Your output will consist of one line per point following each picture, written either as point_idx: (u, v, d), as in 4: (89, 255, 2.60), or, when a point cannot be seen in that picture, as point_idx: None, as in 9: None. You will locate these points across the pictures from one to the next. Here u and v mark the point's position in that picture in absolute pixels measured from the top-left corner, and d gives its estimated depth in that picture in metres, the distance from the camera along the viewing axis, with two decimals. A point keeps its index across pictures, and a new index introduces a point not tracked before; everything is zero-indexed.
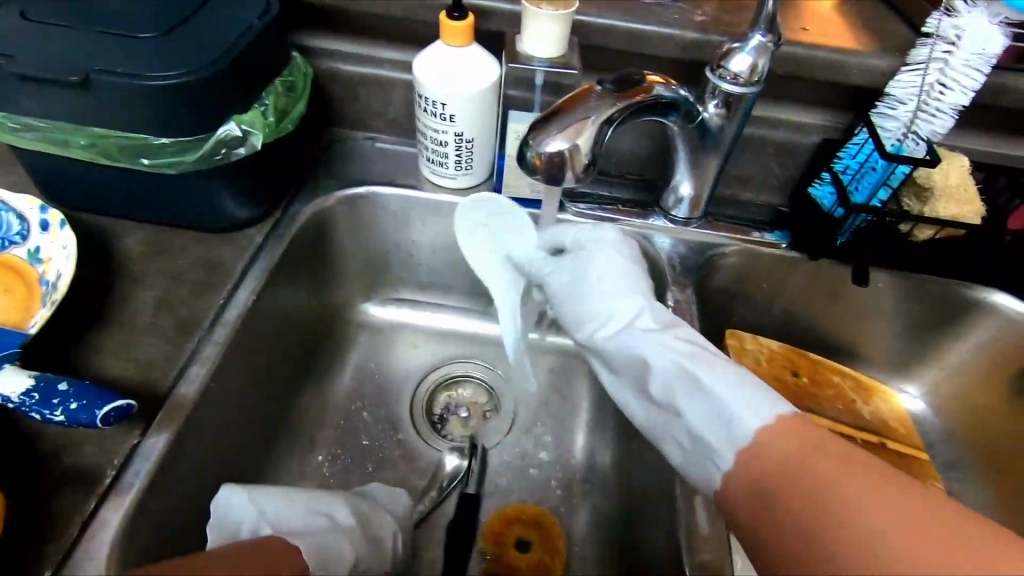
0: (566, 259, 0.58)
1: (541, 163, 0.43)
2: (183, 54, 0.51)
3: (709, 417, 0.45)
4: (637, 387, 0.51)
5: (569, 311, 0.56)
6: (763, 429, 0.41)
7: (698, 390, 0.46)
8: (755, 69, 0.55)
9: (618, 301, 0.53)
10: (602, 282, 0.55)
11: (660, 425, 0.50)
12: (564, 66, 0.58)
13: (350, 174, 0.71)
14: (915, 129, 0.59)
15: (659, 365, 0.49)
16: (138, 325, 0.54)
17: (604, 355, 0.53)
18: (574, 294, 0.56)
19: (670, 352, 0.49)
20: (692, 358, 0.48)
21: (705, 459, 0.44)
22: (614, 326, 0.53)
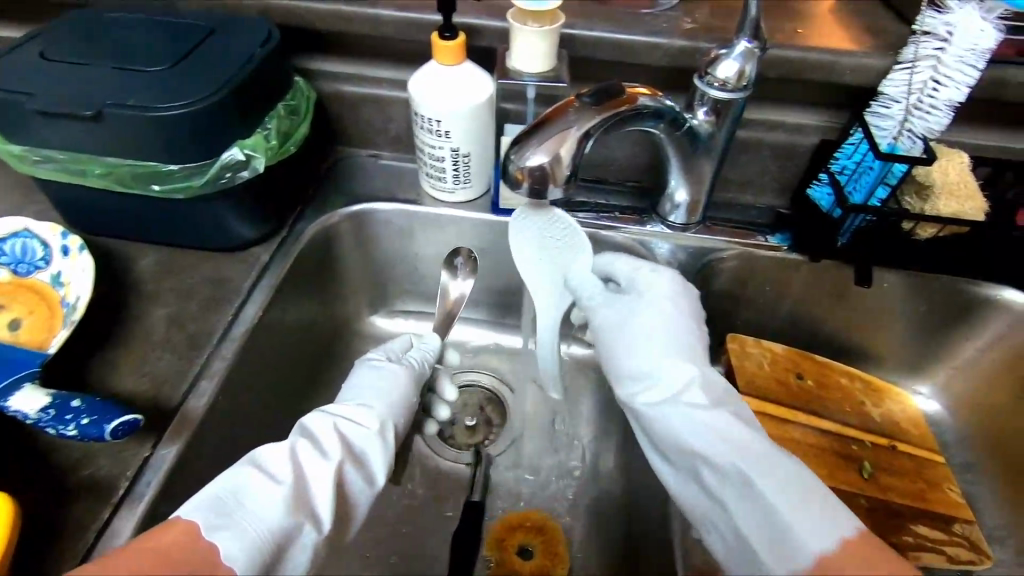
0: (619, 303, 0.60)
1: (524, 176, 0.44)
2: (190, 86, 0.54)
3: (761, 522, 0.44)
4: (679, 468, 0.51)
5: (615, 363, 0.58)
6: (826, 550, 0.41)
7: (751, 491, 0.45)
8: (743, 75, 0.55)
9: (672, 371, 0.54)
10: (659, 350, 0.55)
11: (700, 514, 0.49)
12: (553, 80, 0.59)
13: (353, 191, 0.74)
14: (908, 127, 0.58)
15: (713, 442, 0.49)
16: (151, 342, 0.57)
17: (650, 430, 0.54)
18: (622, 355, 0.57)
19: (708, 431, 0.50)
20: (734, 433, 0.49)
21: (750, 563, 0.44)
22: (657, 399, 0.53)
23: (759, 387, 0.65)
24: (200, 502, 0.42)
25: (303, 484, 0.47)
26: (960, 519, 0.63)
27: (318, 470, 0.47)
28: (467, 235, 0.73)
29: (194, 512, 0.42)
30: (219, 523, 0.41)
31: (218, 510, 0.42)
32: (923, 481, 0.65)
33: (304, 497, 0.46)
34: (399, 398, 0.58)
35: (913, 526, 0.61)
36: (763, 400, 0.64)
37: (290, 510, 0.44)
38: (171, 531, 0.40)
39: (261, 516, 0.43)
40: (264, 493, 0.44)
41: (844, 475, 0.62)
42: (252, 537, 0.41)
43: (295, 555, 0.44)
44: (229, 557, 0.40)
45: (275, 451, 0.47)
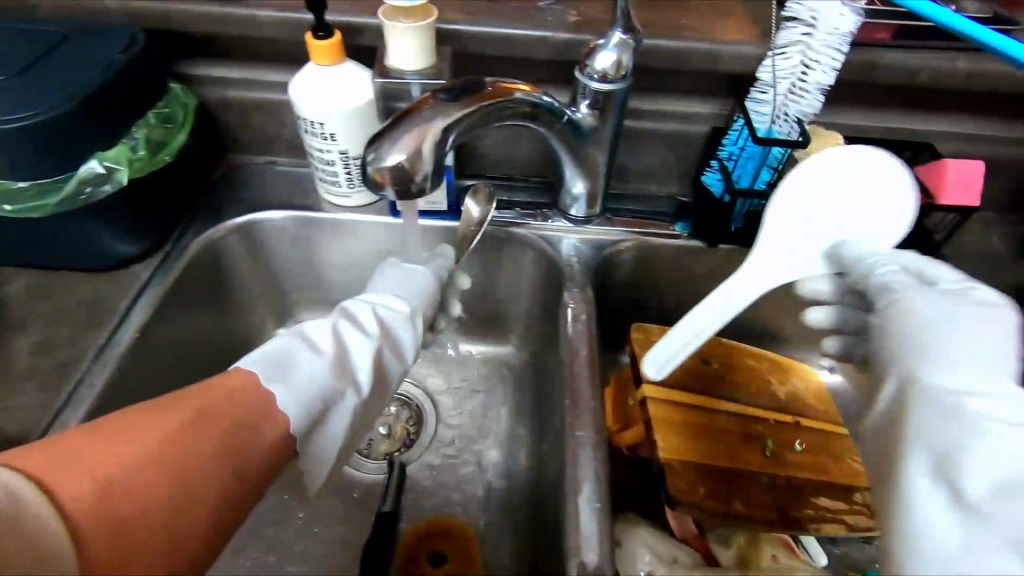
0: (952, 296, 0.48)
1: (383, 178, 0.42)
2: (35, 98, 0.51)
3: None
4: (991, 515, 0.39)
5: (936, 355, 0.45)
6: None
7: None
8: (620, 65, 0.56)
9: (988, 380, 0.43)
10: (975, 350, 0.44)
11: None
12: (434, 77, 0.58)
13: (246, 200, 0.70)
14: (784, 111, 0.60)
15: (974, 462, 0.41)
16: (14, 373, 0.53)
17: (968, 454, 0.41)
18: (934, 336, 0.45)
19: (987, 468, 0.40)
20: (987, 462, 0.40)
21: None
22: (973, 403, 0.42)
23: (664, 375, 0.66)
24: (257, 357, 0.45)
25: (344, 354, 0.50)
26: (861, 488, 0.65)
27: (358, 344, 0.50)
28: (370, 239, 0.71)
29: (251, 365, 0.45)
30: (272, 376, 0.44)
31: (273, 367, 0.45)
32: (825, 453, 0.67)
33: (343, 365, 0.49)
34: (425, 290, 0.57)
35: (814, 498, 0.62)
36: (668, 388, 0.65)
37: (331, 377, 0.47)
38: (237, 377, 0.43)
39: (303, 379, 0.45)
40: (312, 358, 0.47)
41: (747, 456, 0.63)
42: (302, 392, 0.45)
43: (336, 417, 0.47)
44: (283, 403, 0.43)
45: (321, 325, 0.51)
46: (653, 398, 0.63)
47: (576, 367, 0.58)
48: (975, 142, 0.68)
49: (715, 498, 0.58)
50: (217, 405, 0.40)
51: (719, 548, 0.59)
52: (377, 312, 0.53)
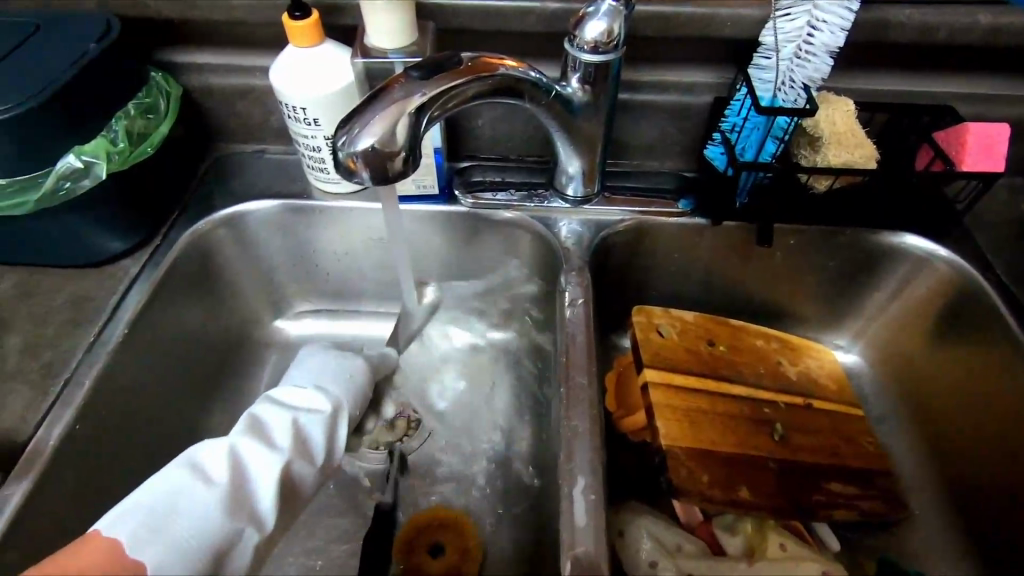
0: None
1: (356, 164, 0.40)
2: (7, 91, 0.50)
3: None
4: None
5: None
6: None
7: None
8: (611, 34, 0.52)
9: None
10: None
11: None
12: (416, 55, 0.56)
13: (236, 190, 0.69)
14: (789, 77, 0.56)
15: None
16: (4, 373, 0.53)
17: None
18: None
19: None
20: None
21: None
22: None
23: (666, 358, 0.63)
24: (134, 508, 0.44)
25: (243, 475, 0.49)
26: (877, 471, 0.62)
27: (264, 462, 0.50)
28: (362, 227, 0.69)
29: (118, 526, 0.42)
30: (149, 533, 0.43)
31: (149, 521, 0.43)
32: (837, 437, 0.64)
33: (241, 494, 0.47)
34: (355, 383, 0.60)
35: (825, 484, 0.60)
36: (670, 371, 0.63)
37: (226, 515, 0.46)
38: (95, 549, 0.41)
39: (187, 525, 0.44)
40: (203, 493, 0.46)
41: (754, 440, 0.61)
42: (179, 547, 0.43)
43: (235, 555, 0.46)
44: (156, 566, 0.41)
45: (218, 448, 0.49)
46: (655, 382, 0.61)
47: (572, 354, 0.56)
48: (999, 103, 0.64)
49: (718, 485, 0.57)
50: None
51: (726, 535, 0.57)
52: (289, 425, 0.53)
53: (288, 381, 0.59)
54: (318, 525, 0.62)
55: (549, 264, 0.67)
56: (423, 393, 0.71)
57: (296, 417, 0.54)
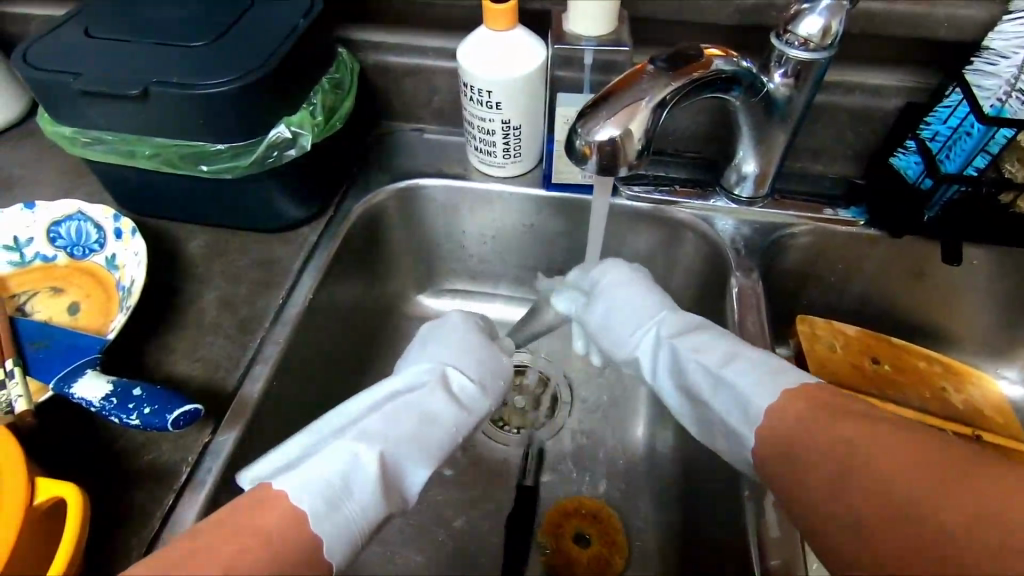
0: None
1: (591, 151, 0.41)
2: (233, 61, 0.52)
3: None
4: None
5: None
6: None
7: None
8: (828, 32, 0.49)
9: None
10: None
11: None
12: (614, 44, 0.56)
13: (399, 167, 0.71)
14: (1019, 87, 0.52)
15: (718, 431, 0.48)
16: (206, 326, 0.57)
17: None
18: None
19: (751, 379, 0.45)
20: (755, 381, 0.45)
21: None
22: None
23: (832, 372, 0.62)
24: (311, 486, 0.40)
25: (398, 458, 0.45)
26: None
27: (420, 451, 0.45)
28: (517, 212, 0.70)
29: (301, 496, 0.39)
30: (325, 513, 0.39)
31: (326, 499, 0.40)
32: None
33: (395, 476, 0.44)
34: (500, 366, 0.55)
35: None
36: (836, 386, 0.61)
37: (384, 501, 0.43)
38: (279, 510, 0.38)
39: (355, 504, 0.41)
40: (370, 475, 0.42)
41: None
42: (351, 532, 0.40)
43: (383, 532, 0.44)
44: (329, 552, 0.38)
45: (377, 428, 0.45)
46: None
47: None
48: None
49: None
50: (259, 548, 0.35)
51: None
52: (440, 414, 0.48)
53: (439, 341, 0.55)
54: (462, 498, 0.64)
55: (716, 264, 0.65)
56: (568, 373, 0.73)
57: (449, 401, 0.49)
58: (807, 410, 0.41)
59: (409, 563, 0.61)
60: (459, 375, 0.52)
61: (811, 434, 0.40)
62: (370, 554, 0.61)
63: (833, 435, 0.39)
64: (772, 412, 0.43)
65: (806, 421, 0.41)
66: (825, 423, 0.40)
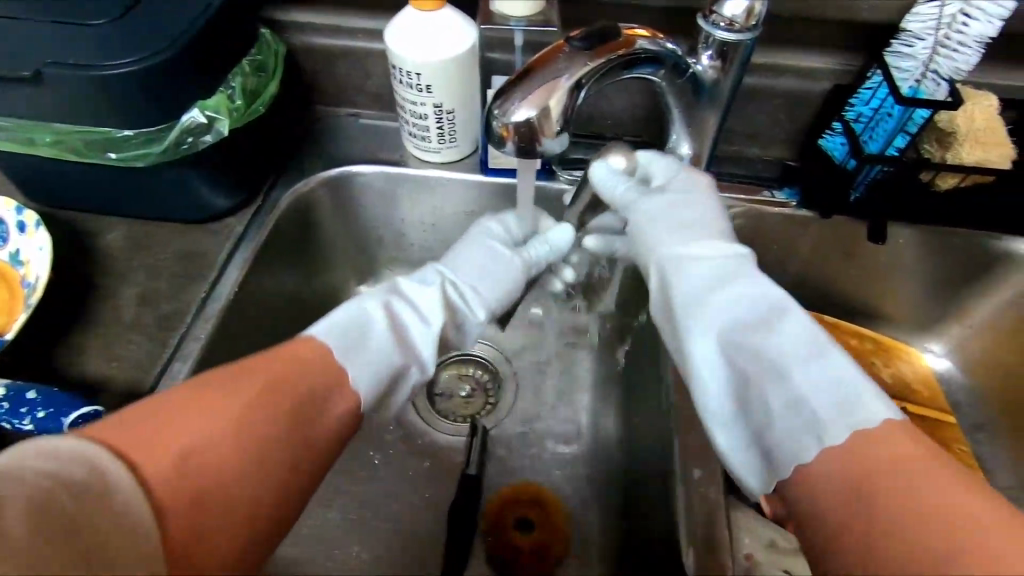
0: None
1: (509, 133, 0.41)
2: (138, 40, 0.49)
3: None
4: None
5: None
6: None
7: None
8: (752, 13, 0.49)
9: None
10: None
11: None
12: (543, 25, 0.55)
13: (332, 154, 0.69)
14: (933, 68, 0.53)
15: (778, 422, 0.39)
16: (122, 323, 0.54)
17: None
18: None
19: (841, 377, 0.38)
20: (861, 380, 0.38)
21: None
22: None
23: None
24: (331, 328, 0.43)
25: (403, 330, 0.47)
26: None
27: (421, 322, 0.48)
28: (456, 198, 0.68)
29: (332, 338, 0.42)
30: (348, 352, 0.42)
31: (349, 340, 0.42)
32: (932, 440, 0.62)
33: (406, 341, 0.47)
34: (506, 282, 0.53)
35: None
36: None
37: (399, 354, 0.45)
38: (312, 351, 0.40)
39: (374, 354, 0.43)
40: (381, 335, 0.44)
41: None
42: (374, 373, 0.42)
43: (399, 392, 0.46)
44: (355, 383, 0.41)
45: (387, 296, 0.48)
46: None
47: None
48: None
49: None
50: (297, 373, 0.38)
51: None
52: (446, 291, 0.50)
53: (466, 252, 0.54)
54: (404, 490, 0.63)
55: None
56: (515, 358, 0.73)
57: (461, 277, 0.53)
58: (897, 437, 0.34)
59: (349, 559, 0.59)
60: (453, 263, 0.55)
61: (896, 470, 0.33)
62: (310, 551, 0.59)
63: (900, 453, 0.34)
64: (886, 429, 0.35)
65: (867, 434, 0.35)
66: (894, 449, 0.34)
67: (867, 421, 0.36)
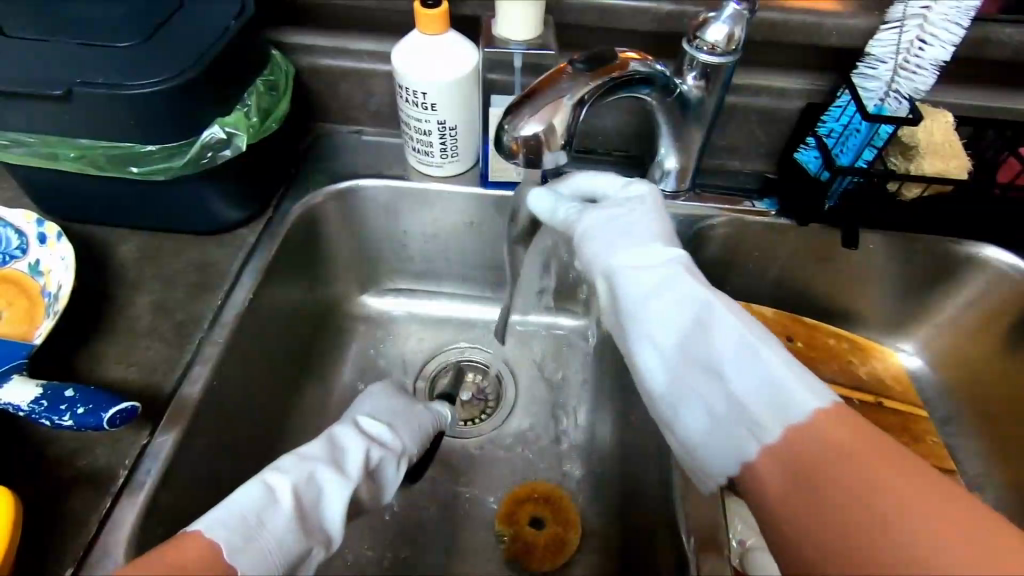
0: None
1: (519, 147, 0.45)
2: (163, 61, 0.52)
3: None
4: None
5: None
6: None
7: None
8: (732, 38, 0.54)
9: None
10: None
11: None
12: (540, 48, 0.59)
13: (337, 169, 0.72)
14: (895, 88, 0.59)
15: (720, 415, 0.43)
16: (139, 330, 0.56)
17: None
18: None
19: (773, 368, 0.40)
20: (788, 372, 0.40)
21: None
22: None
23: None
24: (216, 518, 0.38)
25: (318, 506, 0.43)
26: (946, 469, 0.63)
27: (332, 490, 0.44)
28: (455, 210, 0.72)
29: (217, 528, 0.38)
30: (243, 543, 0.38)
31: (241, 530, 0.38)
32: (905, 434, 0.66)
33: (311, 512, 0.43)
34: (421, 428, 0.57)
35: None
36: None
37: (303, 539, 0.41)
38: (191, 552, 0.36)
39: (278, 534, 0.39)
40: (281, 521, 0.40)
41: None
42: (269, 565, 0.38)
43: (325, 515, 0.43)
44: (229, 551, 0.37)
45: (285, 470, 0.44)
46: None
47: None
48: None
49: None
50: None
51: None
52: (324, 474, 0.45)
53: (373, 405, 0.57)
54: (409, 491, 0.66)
55: None
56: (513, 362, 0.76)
57: (358, 439, 0.50)
58: (856, 439, 0.36)
59: (358, 558, 0.62)
60: (371, 422, 0.53)
61: (826, 455, 0.36)
62: None
63: (860, 473, 0.35)
64: (817, 416, 0.38)
65: (840, 443, 0.36)
66: (861, 463, 0.35)
67: (792, 419, 0.38)
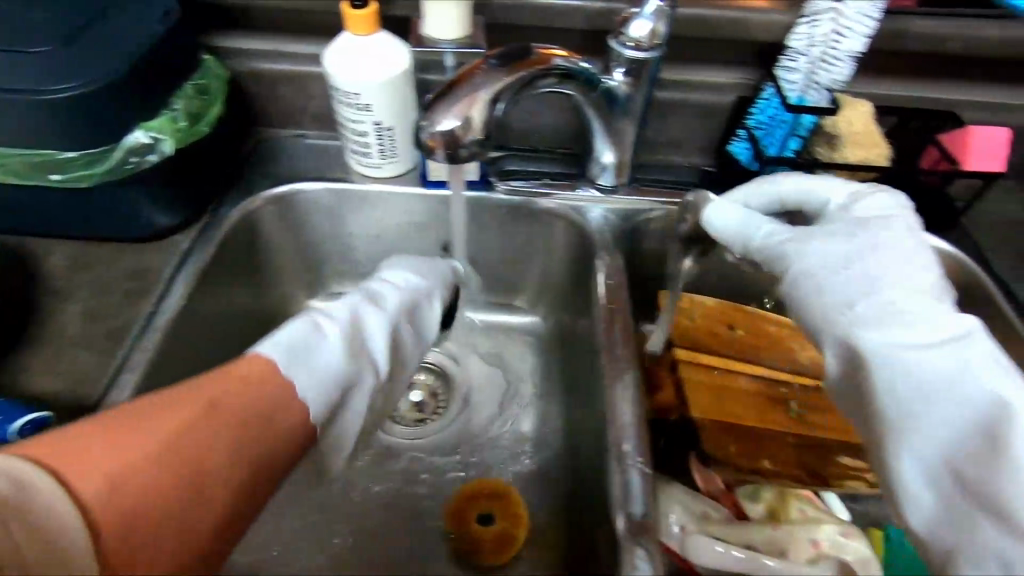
0: None
1: (437, 144, 0.46)
2: (81, 65, 0.51)
3: None
4: None
5: None
6: None
7: None
8: (655, 34, 0.55)
9: None
10: None
11: None
12: (471, 47, 0.59)
13: (278, 172, 0.71)
14: (815, 79, 0.61)
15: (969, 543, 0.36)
16: (67, 339, 0.55)
17: None
18: None
19: None
20: None
21: None
22: None
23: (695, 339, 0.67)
24: (275, 341, 0.44)
25: (365, 339, 0.51)
26: None
27: (375, 327, 0.51)
28: (399, 210, 0.72)
29: (274, 351, 0.43)
30: (294, 362, 0.43)
31: (293, 352, 0.44)
32: None
33: (360, 345, 0.50)
34: (433, 268, 0.63)
35: None
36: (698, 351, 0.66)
37: (350, 361, 0.47)
38: (257, 370, 0.41)
39: (331, 361, 0.46)
40: (334, 349, 0.47)
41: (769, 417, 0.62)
42: (324, 381, 0.44)
43: (371, 349, 0.50)
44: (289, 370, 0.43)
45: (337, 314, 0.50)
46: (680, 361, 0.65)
47: (611, 335, 0.59)
48: (999, 111, 0.68)
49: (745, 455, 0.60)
50: (252, 386, 0.40)
51: (751, 504, 0.60)
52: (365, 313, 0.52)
53: (407, 261, 0.62)
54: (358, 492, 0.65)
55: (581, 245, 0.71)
56: (464, 361, 0.76)
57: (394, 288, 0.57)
58: None
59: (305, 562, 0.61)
60: (403, 276, 0.59)
61: None
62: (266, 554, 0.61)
63: None
64: None
65: None
66: None
67: None
